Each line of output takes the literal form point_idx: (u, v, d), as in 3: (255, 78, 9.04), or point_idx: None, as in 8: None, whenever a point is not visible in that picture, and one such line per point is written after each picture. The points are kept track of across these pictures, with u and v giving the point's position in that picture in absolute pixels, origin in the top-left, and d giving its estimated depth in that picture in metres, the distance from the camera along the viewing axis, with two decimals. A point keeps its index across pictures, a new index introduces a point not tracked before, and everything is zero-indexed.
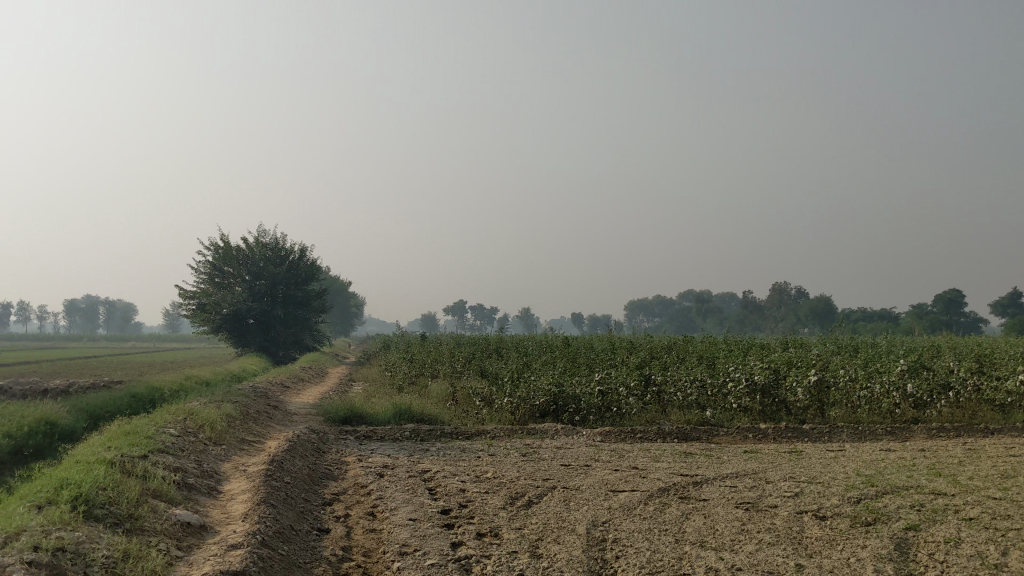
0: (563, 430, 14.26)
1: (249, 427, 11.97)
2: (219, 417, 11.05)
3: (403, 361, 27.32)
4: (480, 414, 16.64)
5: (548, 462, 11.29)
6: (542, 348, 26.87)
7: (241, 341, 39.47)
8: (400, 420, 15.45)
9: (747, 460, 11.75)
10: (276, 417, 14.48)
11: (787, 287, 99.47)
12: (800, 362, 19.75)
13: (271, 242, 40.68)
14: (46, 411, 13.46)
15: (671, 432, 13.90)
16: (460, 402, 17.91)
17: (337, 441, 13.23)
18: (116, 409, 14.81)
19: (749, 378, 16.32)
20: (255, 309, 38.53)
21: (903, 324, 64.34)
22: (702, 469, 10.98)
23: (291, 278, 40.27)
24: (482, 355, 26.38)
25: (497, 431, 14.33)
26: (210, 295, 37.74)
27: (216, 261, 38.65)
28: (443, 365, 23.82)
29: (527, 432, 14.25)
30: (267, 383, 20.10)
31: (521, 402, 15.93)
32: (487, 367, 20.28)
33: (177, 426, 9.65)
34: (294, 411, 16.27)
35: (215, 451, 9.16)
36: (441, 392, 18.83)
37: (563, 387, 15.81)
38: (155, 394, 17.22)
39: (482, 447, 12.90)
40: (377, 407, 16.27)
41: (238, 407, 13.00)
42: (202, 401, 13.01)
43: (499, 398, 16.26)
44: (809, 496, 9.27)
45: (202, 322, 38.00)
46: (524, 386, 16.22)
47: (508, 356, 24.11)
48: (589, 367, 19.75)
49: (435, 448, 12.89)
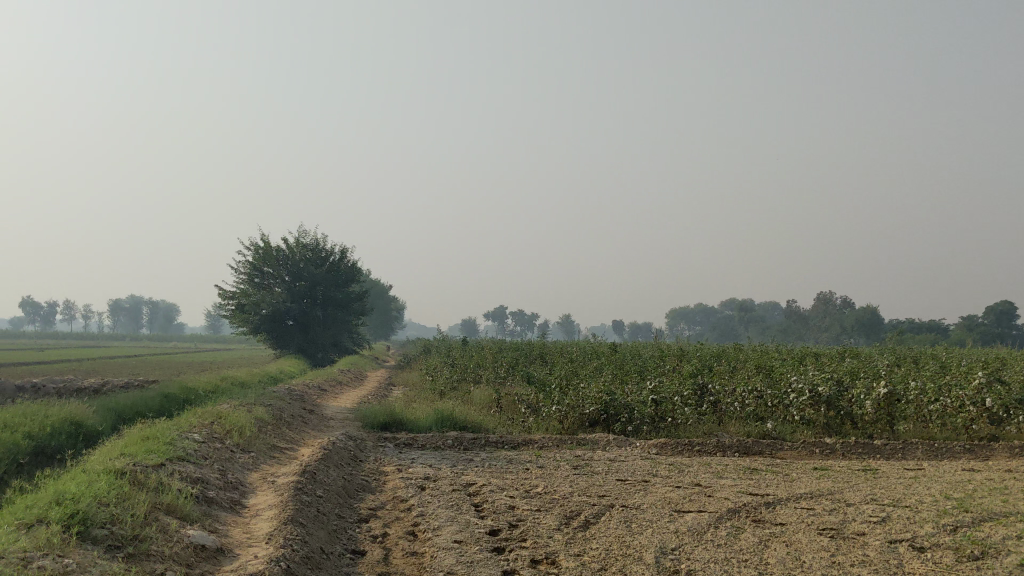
0: (615, 441, 13.36)
1: (282, 433, 11.22)
2: (249, 421, 10.30)
3: (444, 365, 26.53)
4: (527, 422, 15.80)
5: (602, 478, 10.39)
6: (588, 355, 25.93)
7: (279, 342, 39.03)
8: (442, 427, 14.64)
9: (820, 479, 10.78)
10: (312, 422, 13.73)
11: (833, 297, 97.58)
12: (864, 373, 18.64)
13: (312, 242, 40.16)
14: (73, 410, 12.81)
15: (732, 446, 12.94)
16: (504, 409, 17.07)
17: (375, 449, 12.45)
18: (146, 409, 14.15)
19: (813, 388, 15.30)
20: (294, 310, 38.01)
21: (955, 335, 62.52)
22: (772, 487, 10.03)
23: (331, 279, 39.69)
24: (525, 360, 25.51)
25: (544, 441, 13.46)
26: (249, 295, 37.26)
27: (256, 261, 38.24)
28: (486, 371, 22.99)
29: (576, 442, 13.36)
30: (305, 386, 19.43)
31: (570, 410, 15.05)
32: (533, 372, 19.43)
33: (202, 431, 8.90)
34: (332, 416, 15.53)
35: (242, 460, 8.39)
36: (485, 399, 17.99)
37: (614, 396, 14.92)
38: (188, 394, 16.58)
39: (529, 458, 12.05)
40: (417, 413, 15.46)
41: (271, 412, 12.26)
42: (233, 403, 12.30)
43: (547, 406, 15.40)
44: (898, 522, 8.30)
45: (242, 322, 37.55)
46: (573, 393, 15.36)
47: (552, 361, 23.20)
48: (640, 374, 18.81)
49: (479, 458, 12.04)
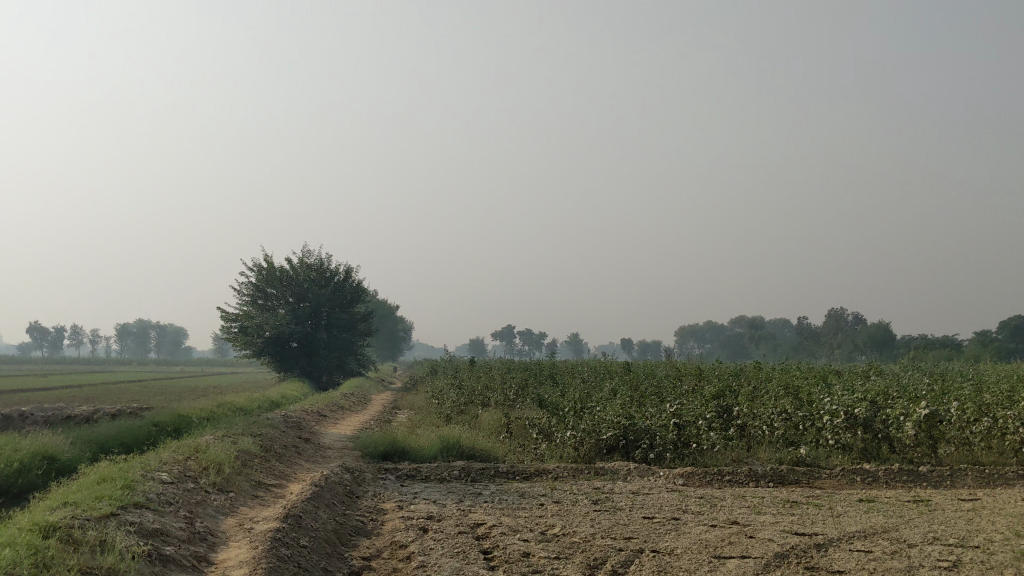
0: (636, 470, 12.27)
1: (270, 467, 10.15)
2: (231, 456, 9.22)
3: (451, 388, 25.43)
4: (539, 450, 14.71)
5: (626, 516, 9.29)
6: (601, 375, 24.76)
7: (283, 365, 37.95)
8: (447, 456, 13.55)
9: (870, 513, 9.66)
10: (306, 453, 12.63)
11: (844, 313, 96.32)
12: (897, 391, 17.51)
13: (315, 262, 39.15)
14: (47, 442, 11.75)
15: (765, 475, 11.83)
16: (515, 434, 15.98)
17: (375, 483, 11.38)
18: (130, 440, 13.09)
19: (848, 409, 14.18)
20: (298, 332, 36.98)
21: (970, 351, 61.24)
22: (818, 525, 8.94)
23: (335, 300, 38.68)
24: (536, 381, 24.36)
25: (559, 470, 12.36)
26: (252, 317, 36.25)
27: (259, 282, 37.25)
28: (494, 393, 21.87)
29: (594, 473, 12.25)
30: (303, 412, 18.37)
31: (586, 436, 13.93)
32: (544, 395, 18.32)
33: (174, 468, 7.82)
34: (329, 446, 14.45)
35: (216, 503, 7.30)
36: (494, 424, 16.90)
37: (634, 420, 13.80)
38: (178, 422, 15.53)
39: (544, 491, 10.95)
40: (421, 440, 14.38)
41: (259, 443, 11.18)
42: (219, 434, 11.23)
43: (560, 432, 14.31)
44: (974, 567, 7.19)
45: (244, 345, 36.54)
46: (588, 418, 14.27)
47: (564, 383, 22.06)
48: (659, 395, 17.68)
49: (488, 492, 10.94)
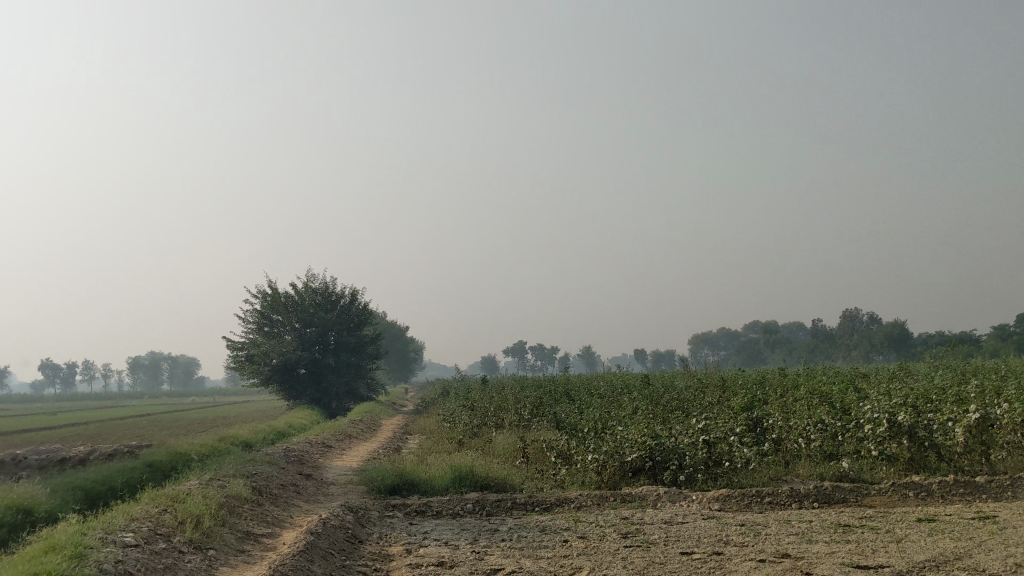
0: (667, 494, 11.24)
1: (263, 513, 9.15)
2: (216, 504, 8.22)
3: (463, 409, 24.40)
4: (559, 475, 13.69)
5: (662, 552, 8.25)
6: (618, 389, 23.67)
7: (291, 393, 36.93)
8: (460, 487, 12.52)
9: (936, 536, 8.61)
10: (306, 492, 11.62)
11: (859, 314, 94.76)
12: (936, 394, 16.44)
13: (320, 287, 38.24)
14: (24, 492, 10.77)
15: (809, 494, 10.78)
16: (532, 459, 14.96)
17: (381, 523, 10.35)
18: (117, 485, 12.09)
19: (890, 416, 13.13)
20: (305, 358, 36.00)
21: (990, 345, 59.67)
22: (881, 555, 7.88)
23: (342, 324, 37.73)
24: (552, 399, 23.31)
25: (582, 499, 11.32)
26: (258, 345, 35.28)
27: (264, 309, 36.32)
28: (508, 414, 20.81)
29: (620, 500, 11.23)
30: (307, 445, 17.36)
31: (609, 458, 12.88)
32: (561, 414, 17.26)
33: (145, 526, 6.81)
34: (333, 482, 13.43)
35: (190, 566, 6.29)
36: (509, 449, 15.86)
37: (660, 439, 12.74)
38: (174, 460, 14.53)
39: (566, 525, 9.91)
40: (431, 470, 13.34)
41: (252, 485, 10.19)
42: (208, 477, 10.23)
43: (582, 455, 13.27)
44: None
45: (251, 374, 35.59)
46: (611, 439, 13.23)
47: (581, 400, 21.02)
48: (684, 411, 16.60)
49: (506, 529, 9.92)
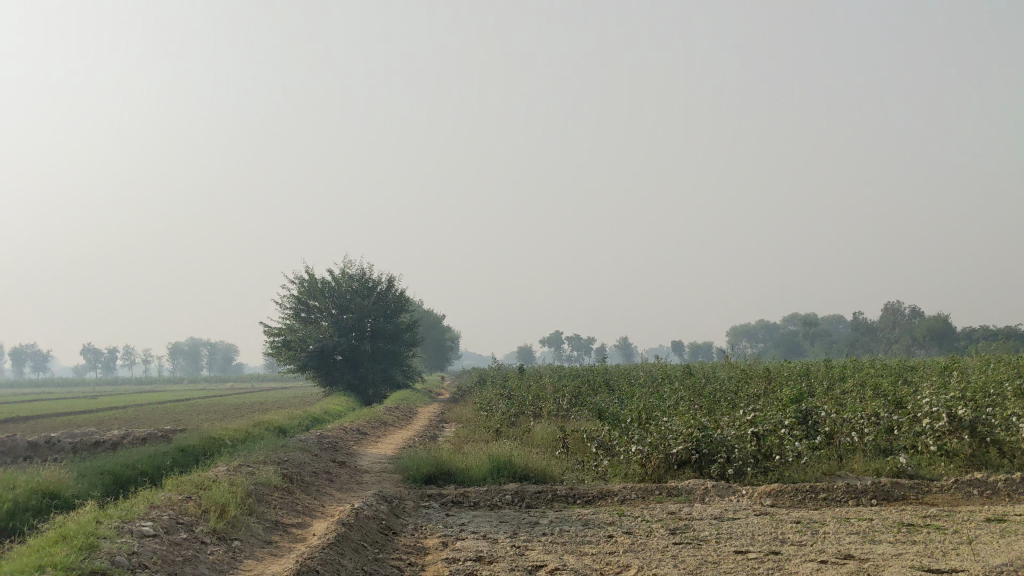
0: (715, 488, 10.70)
1: (293, 502, 8.74)
2: (244, 491, 7.82)
3: (500, 397, 23.97)
4: (600, 467, 13.19)
5: (714, 551, 7.72)
6: (659, 379, 23.10)
7: (327, 380, 36.73)
8: (498, 477, 12.06)
9: (1010, 539, 8.00)
10: (339, 481, 11.22)
11: (902, 308, 93.07)
12: (995, 388, 15.71)
13: (357, 273, 37.96)
14: (53, 475, 10.47)
15: (867, 490, 10.19)
16: (572, 449, 14.47)
17: (416, 514, 9.92)
18: (147, 469, 11.78)
19: (950, 409, 12.48)
20: (342, 345, 35.77)
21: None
22: (953, 559, 7.28)
23: (379, 311, 37.41)
24: (590, 389, 22.81)
25: (626, 492, 10.81)
26: (295, 331, 35.10)
27: (301, 294, 36.13)
28: (546, 403, 20.34)
29: (666, 494, 10.70)
30: (342, 432, 17.00)
31: (653, 450, 12.34)
32: (601, 404, 16.74)
33: (166, 514, 6.41)
34: (367, 470, 13.04)
35: (211, 558, 5.87)
36: (548, 439, 15.38)
37: (708, 431, 12.18)
38: (208, 445, 14.23)
39: (610, 519, 9.41)
40: (468, 459, 12.89)
41: (282, 473, 9.79)
42: (238, 463, 9.85)
43: (625, 446, 12.75)
44: None
45: (288, 360, 35.43)
46: (655, 429, 12.69)
47: (621, 389, 20.51)
48: (730, 402, 16.01)
49: (547, 522, 9.44)
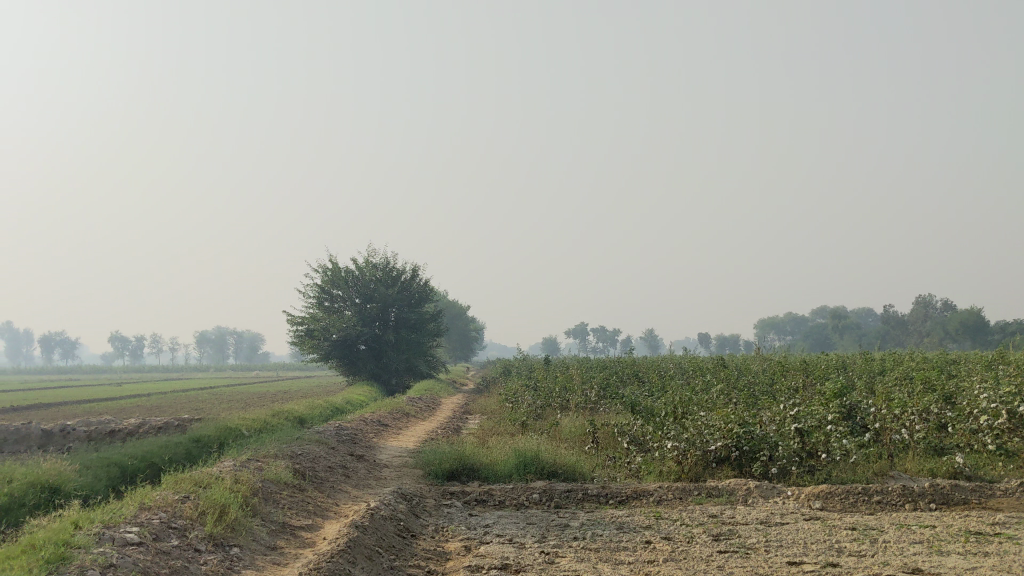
0: (759, 490, 9.95)
1: (304, 501, 8.07)
2: (247, 490, 7.16)
3: (526, 389, 23.26)
4: (633, 464, 12.46)
5: (766, 562, 6.98)
6: (690, 372, 22.31)
7: (350, 369, 36.20)
8: (524, 473, 11.37)
9: None
10: (356, 476, 10.56)
11: (933, 301, 91.29)
12: None
13: (381, 262, 37.34)
14: (56, 467, 9.87)
15: (925, 492, 9.40)
16: (603, 445, 13.73)
17: (438, 514, 9.23)
18: (155, 462, 11.17)
19: (1009, 407, 11.62)
20: (365, 334, 35.20)
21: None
22: None
23: (403, 300, 36.78)
24: (619, 381, 22.09)
25: (661, 492, 10.09)
26: (318, 320, 34.57)
27: (324, 283, 35.62)
28: (574, 394, 19.64)
29: (706, 495, 9.96)
30: (362, 423, 16.36)
31: (689, 447, 11.57)
32: (632, 396, 16.01)
33: (156, 517, 5.75)
34: (387, 464, 12.40)
35: (201, 570, 5.20)
36: (577, 434, 14.66)
37: (748, 427, 11.41)
38: (222, 436, 13.61)
39: (647, 523, 8.69)
40: (493, 454, 12.19)
41: (294, 468, 9.13)
42: (246, 457, 9.22)
43: (660, 442, 12.01)
44: None
45: (311, 349, 34.91)
46: (692, 425, 11.94)
47: (651, 382, 19.77)
48: (770, 396, 15.22)
49: (578, 524, 8.74)
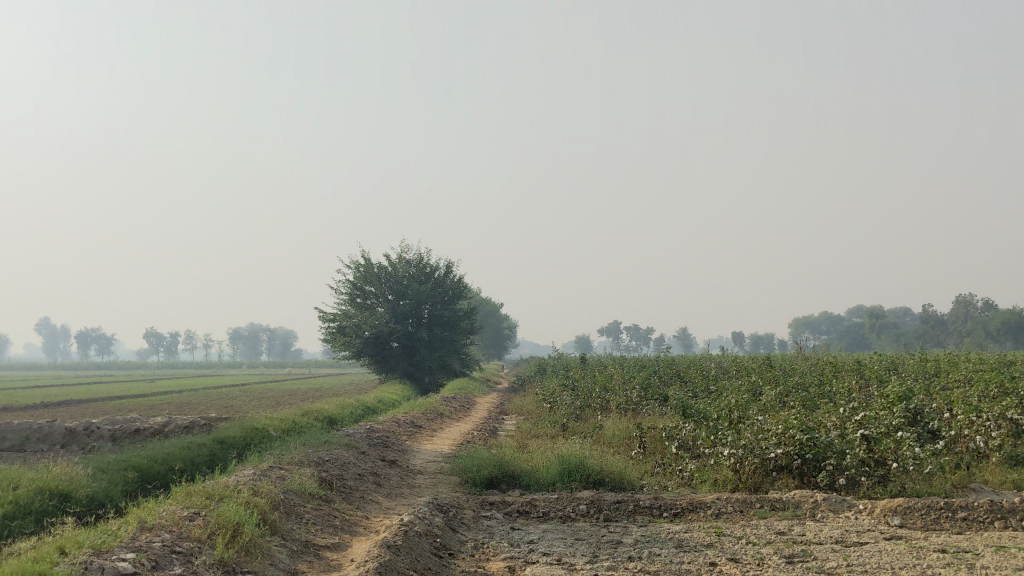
0: (829, 502, 9.06)
1: (331, 515, 7.30)
2: (265, 504, 6.40)
3: (564, 389, 22.43)
4: (684, 472, 11.61)
5: None
6: (736, 372, 21.40)
7: (383, 367, 35.54)
8: (567, 481, 10.56)
9: None
10: (388, 484, 9.80)
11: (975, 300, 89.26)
12: None
13: (415, 259, 36.59)
14: (69, 471, 9.21)
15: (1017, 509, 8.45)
16: (650, 450, 12.89)
17: (477, 528, 8.44)
18: (175, 465, 10.48)
19: None
20: (398, 331, 34.52)
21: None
22: None
23: (437, 297, 36.02)
24: (660, 381, 21.22)
25: (720, 504, 9.23)
26: (351, 317, 33.95)
27: (357, 280, 35.03)
28: (615, 394, 18.81)
29: (771, 509, 9.09)
30: (394, 424, 15.63)
31: (748, 454, 10.69)
32: (678, 397, 15.16)
33: (158, 540, 4.99)
34: (420, 470, 11.64)
35: None
36: (623, 438, 13.81)
37: (812, 434, 10.51)
38: (250, 436, 12.91)
39: (709, 541, 7.83)
40: (535, 460, 11.38)
41: (319, 476, 8.37)
42: (268, 465, 8.48)
43: (714, 449, 11.15)
44: None
45: (343, 346, 34.29)
46: (749, 429, 11.05)
47: (695, 382, 18.87)
48: (828, 399, 14.29)
49: (631, 542, 7.91)
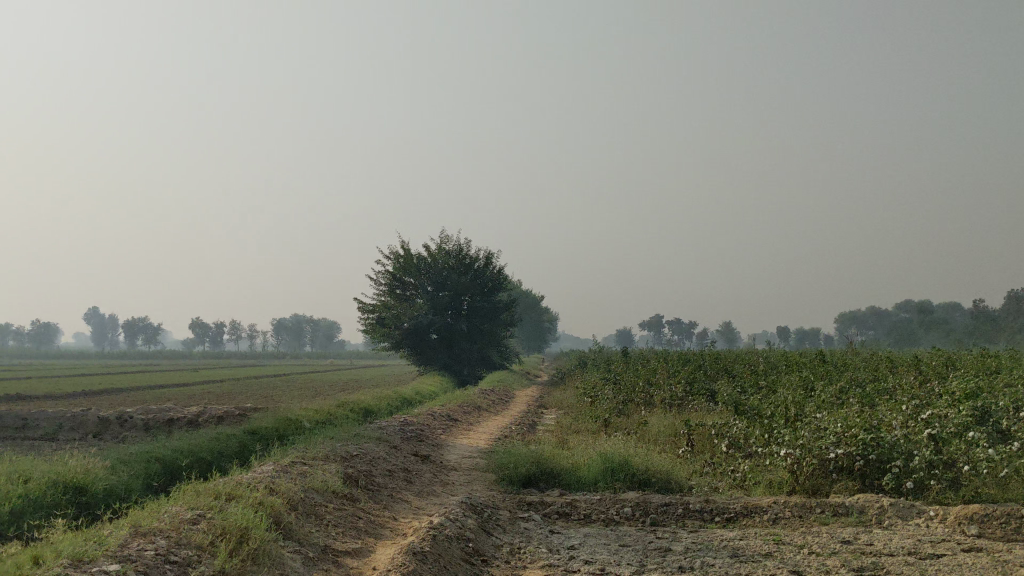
0: (897, 508, 8.32)
1: (355, 516, 6.71)
2: (278, 504, 5.82)
3: (606, 382, 21.76)
4: (736, 473, 10.89)
5: None
6: (784, 367, 20.57)
7: (421, 359, 35.11)
8: (610, 480, 9.90)
9: None
10: (419, 481, 9.21)
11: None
12: None
13: (455, 249, 36.03)
14: (87, 463, 8.73)
15: None
16: (699, 448, 12.17)
17: (514, 531, 7.80)
18: (199, 457, 9.99)
19: None
20: (437, 323, 34.04)
21: None
22: None
23: (478, 288, 35.44)
24: (706, 375, 20.49)
25: (778, 508, 8.53)
26: (390, 308, 33.53)
27: (397, 271, 34.59)
28: (659, 389, 18.13)
29: (834, 514, 8.37)
30: (429, 417, 15.06)
31: (805, 453, 9.96)
32: (727, 392, 14.43)
33: (150, 548, 4.42)
34: (454, 467, 11.05)
35: None
36: (669, 436, 13.12)
37: (876, 433, 9.74)
38: (280, 428, 12.41)
39: (769, 550, 7.14)
40: (577, 457, 10.73)
41: (343, 473, 7.79)
42: (290, 460, 7.93)
43: (769, 448, 10.43)
44: None
45: (382, 338, 33.88)
46: (807, 427, 10.31)
47: (743, 377, 18.10)
48: (887, 397, 13.48)
49: (681, 549, 7.24)
